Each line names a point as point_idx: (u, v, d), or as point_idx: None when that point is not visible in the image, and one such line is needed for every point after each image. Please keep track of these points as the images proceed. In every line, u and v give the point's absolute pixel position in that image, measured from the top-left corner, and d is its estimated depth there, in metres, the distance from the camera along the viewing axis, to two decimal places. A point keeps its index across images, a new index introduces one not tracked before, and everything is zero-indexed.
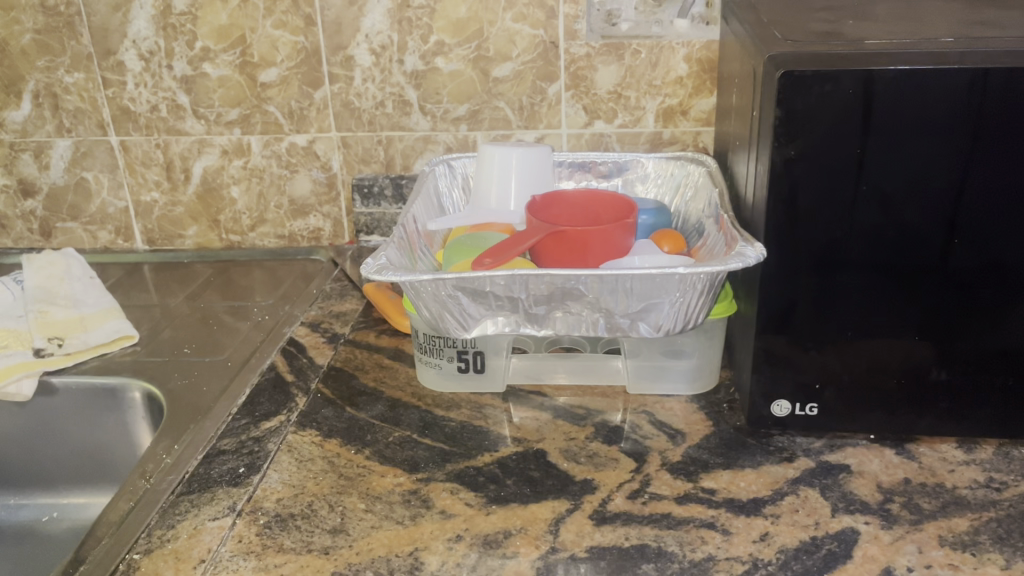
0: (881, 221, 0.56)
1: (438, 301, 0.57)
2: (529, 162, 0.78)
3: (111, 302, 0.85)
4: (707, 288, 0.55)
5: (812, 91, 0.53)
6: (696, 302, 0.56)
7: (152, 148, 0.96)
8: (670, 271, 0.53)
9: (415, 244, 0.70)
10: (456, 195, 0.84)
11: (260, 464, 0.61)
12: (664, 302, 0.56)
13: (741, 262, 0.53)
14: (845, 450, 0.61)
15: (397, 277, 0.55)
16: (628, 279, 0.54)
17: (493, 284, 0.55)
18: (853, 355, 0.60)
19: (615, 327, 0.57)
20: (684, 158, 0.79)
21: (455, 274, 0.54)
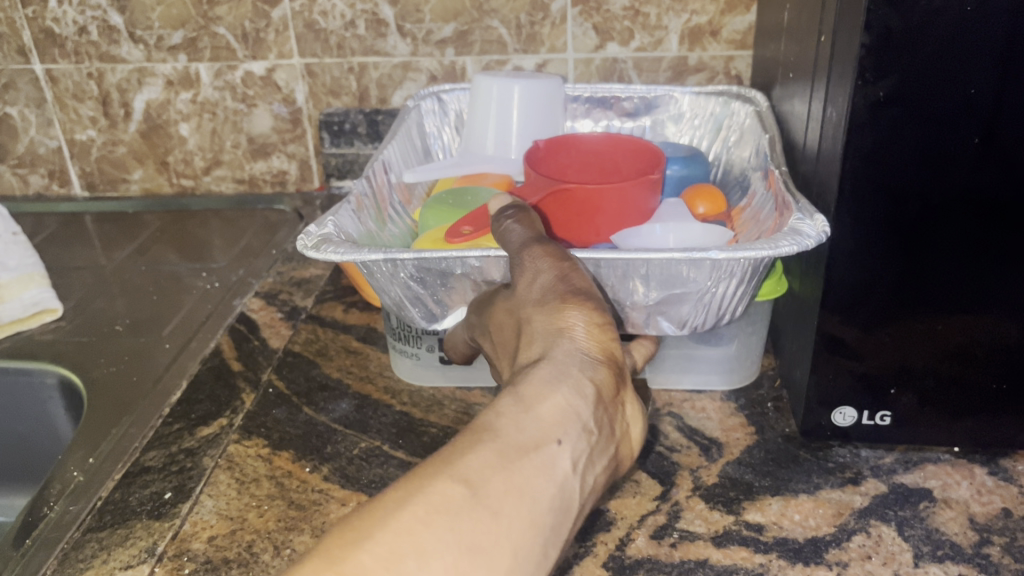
0: (996, 184, 0.42)
1: (400, 285, 0.46)
2: (536, 100, 0.64)
3: (38, 265, 0.70)
4: (751, 275, 0.44)
5: (916, 9, 0.39)
6: (733, 293, 0.45)
7: (84, 77, 0.82)
8: (700, 255, 0.42)
9: (386, 204, 0.57)
10: (447, 135, 0.70)
11: (192, 487, 0.48)
12: (696, 295, 0.45)
13: (795, 245, 0.41)
14: (925, 469, 0.49)
15: (337, 253, 0.43)
16: (644, 264, 0.43)
17: (465, 266, 0.44)
18: (940, 351, 0.47)
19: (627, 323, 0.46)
20: (728, 95, 0.65)
21: (416, 253, 0.43)
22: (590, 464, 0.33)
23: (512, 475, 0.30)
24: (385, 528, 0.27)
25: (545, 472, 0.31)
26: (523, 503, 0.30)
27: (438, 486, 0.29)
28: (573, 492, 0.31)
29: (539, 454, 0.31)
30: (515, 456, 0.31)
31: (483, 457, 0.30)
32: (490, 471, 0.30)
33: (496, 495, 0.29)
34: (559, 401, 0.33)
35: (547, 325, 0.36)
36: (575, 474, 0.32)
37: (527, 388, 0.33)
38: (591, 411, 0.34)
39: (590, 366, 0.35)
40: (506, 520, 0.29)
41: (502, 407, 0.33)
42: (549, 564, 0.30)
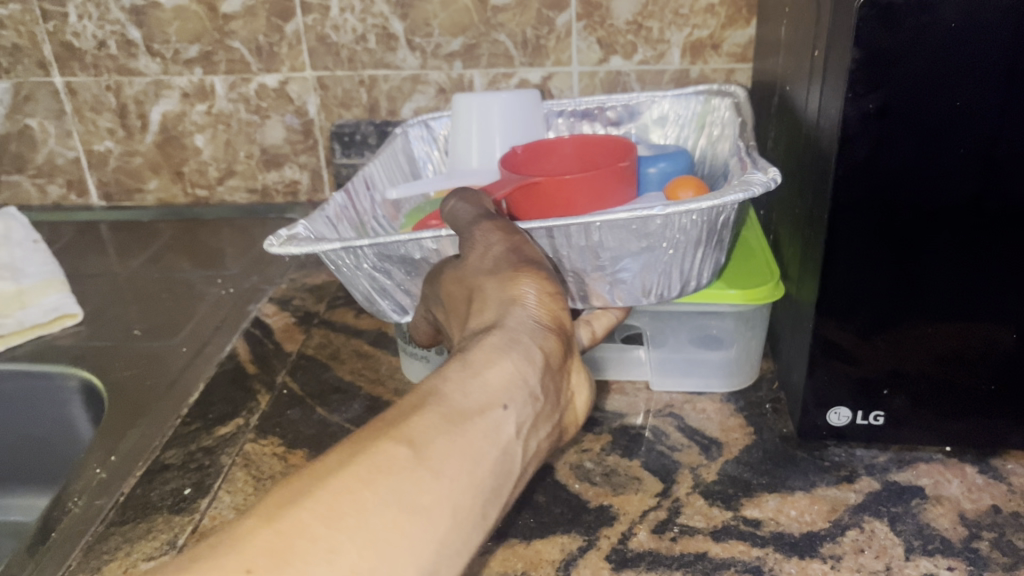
0: (986, 191, 0.44)
1: (366, 277, 0.49)
2: (513, 106, 0.67)
3: (56, 270, 0.75)
4: (707, 238, 0.48)
5: (904, 26, 0.41)
6: (691, 257, 0.48)
7: (102, 90, 0.84)
8: (647, 213, 0.45)
9: (362, 215, 0.61)
10: (435, 158, 0.73)
11: (210, 484, 0.50)
12: (658, 262, 0.48)
13: (744, 193, 0.45)
14: (917, 468, 0.50)
15: (298, 248, 0.47)
16: (597, 230, 0.46)
17: (422, 250, 0.47)
18: (934, 354, 0.48)
19: (591, 296, 0.49)
20: (708, 92, 0.68)
21: (372, 240, 0.46)
22: (535, 430, 0.34)
23: (456, 438, 0.30)
24: (324, 487, 0.27)
25: (490, 436, 0.31)
26: (464, 465, 0.30)
27: (382, 449, 0.29)
28: (516, 457, 0.32)
29: (484, 418, 0.32)
30: (457, 420, 0.31)
31: (424, 421, 0.30)
32: (434, 433, 0.30)
33: (438, 457, 0.29)
34: (508, 366, 0.33)
35: (500, 295, 0.37)
36: (519, 439, 0.33)
37: (476, 354, 0.34)
38: (539, 378, 0.34)
39: (540, 333, 0.36)
40: (449, 481, 0.29)
41: (449, 372, 0.33)
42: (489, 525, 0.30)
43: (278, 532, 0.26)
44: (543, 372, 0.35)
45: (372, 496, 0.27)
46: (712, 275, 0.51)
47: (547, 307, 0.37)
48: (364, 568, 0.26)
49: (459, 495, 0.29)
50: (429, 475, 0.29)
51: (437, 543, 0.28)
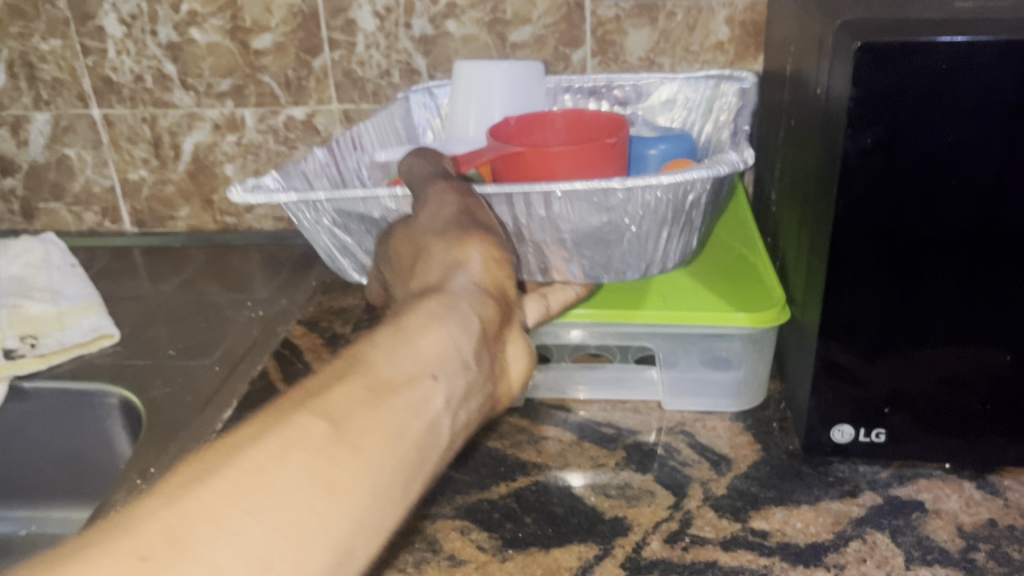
0: (976, 222, 0.47)
1: (328, 233, 0.57)
2: (509, 82, 0.72)
3: (93, 293, 0.78)
4: (669, 219, 0.53)
5: (897, 68, 0.44)
6: (651, 234, 0.53)
7: (137, 121, 0.88)
8: (606, 187, 0.50)
9: (343, 172, 0.70)
10: (435, 124, 0.80)
11: None
12: (621, 239, 0.54)
13: (704, 171, 0.50)
14: (918, 483, 0.53)
15: (257, 197, 0.54)
16: (557, 202, 0.51)
17: (381, 208, 0.53)
18: (932, 374, 0.51)
19: (551, 270, 0.56)
20: (716, 78, 0.73)
21: (330, 197, 0.53)
22: (464, 400, 0.37)
23: (379, 411, 0.32)
24: (237, 465, 0.29)
25: (416, 408, 0.34)
26: (381, 441, 0.32)
27: (301, 423, 0.31)
28: (441, 427, 0.35)
29: (411, 389, 0.34)
30: (381, 395, 0.33)
31: (345, 395, 0.32)
32: (355, 408, 0.32)
33: (357, 432, 0.31)
34: (443, 335, 0.37)
35: (446, 257, 0.42)
36: (446, 410, 0.35)
37: (410, 323, 0.37)
38: (472, 347, 0.38)
39: (477, 303, 0.39)
40: (368, 456, 0.31)
41: (381, 340, 0.36)
42: (409, 497, 0.33)
43: (184, 510, 0.27)
44: (478, 340, 0.39)
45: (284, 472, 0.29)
46: (681, 253, 0.57)
47: (483, 281, 0.41)
48: (274, 543, 0.27)
49: (373, 472, 0.31)
50: (343, 456, 0.30)
51: (349, 518, 0.30)
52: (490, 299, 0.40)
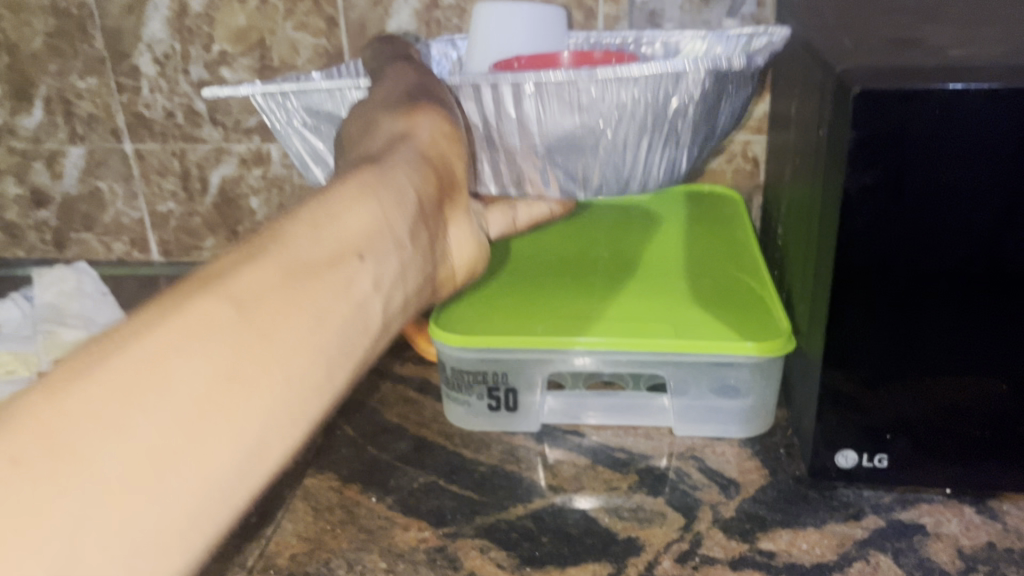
0: (970, 256, 0.49)
1: (297, 136, 0.56)
2: (535, 24, 0.65)
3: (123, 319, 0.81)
4: (651, 125, 0.50)
5: (893, 113, 0.47)
6: (629, 139, 0.51)
7: (168, 156, 0.92)
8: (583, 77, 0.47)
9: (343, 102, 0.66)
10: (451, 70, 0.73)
11: (274, 513, 0.56)
12: (596, 143, 0.51)
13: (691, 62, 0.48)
14: (919, 507, 0.55)
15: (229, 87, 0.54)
16: (531, 96, 0.48)
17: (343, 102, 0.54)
18: (931, 402, 0.53)
19: (525, 182, 0.53)
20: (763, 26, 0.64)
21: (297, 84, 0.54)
22: (396, 283, 0.35)
23: (295, 292, 0.30)
24: (125, 354, 0.26)
25: (340, 289, 0.32)
26: (302, 325, 0.30)
27: (202, 305, 0.28)
28: (370, 312, 0.33)
29: (335, 270, 0.32)
30: (300, 275, 0.31)
31: (256, 273, 0.30)
32: (267, 287, 0.30)
33: (269, 320, 0.29)
34: (373, 212, 0.34)
35: (392, 127, 0.42)
36: (374, 294, 0.33)
37: (338, 197, 0.34)
38: (406, 226, 0.36)
39: (414, 176, 0.38)
40: (281, 346, 0.29)
41: (302, 216, 0.33)
42: (334, 385, 0.31)
43: (72, 404, 0.25)
44: (413, 218, 0.37)
45: (187, 360, 0.27)
46: (668, 170, 0.54)
47: (422, 168, 0.39)
48: (165, 446, 0.26)
49: (293, 364, 0.29)
50: (256, 346, 0.28)
51: (264, 412, 0.28)
52: (429, 169, 0.40)
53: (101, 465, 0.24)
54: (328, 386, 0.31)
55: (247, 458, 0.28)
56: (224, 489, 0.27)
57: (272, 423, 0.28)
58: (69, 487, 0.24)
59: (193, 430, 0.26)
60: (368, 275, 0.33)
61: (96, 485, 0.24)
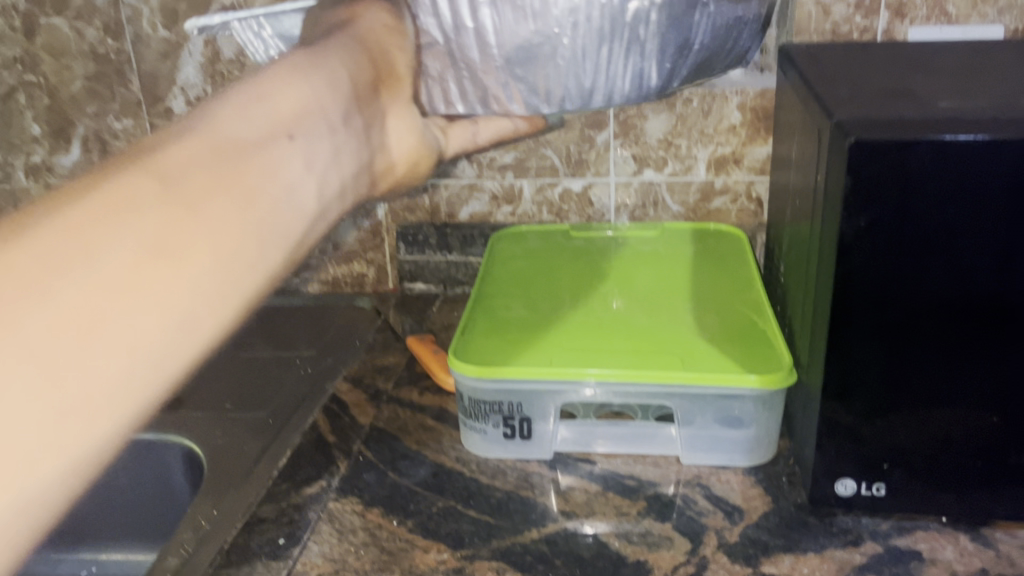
0: (960, 295, 0.52)
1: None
2: None
3: None
4: (611, 34, 0.54)
5: (885, 161, 0.50)
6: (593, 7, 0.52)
7: None
8: None
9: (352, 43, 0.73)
10: None
11: (301, 535, 0.59)
12: (556, 54, 0.53)
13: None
14: (916, 534, 0.58)
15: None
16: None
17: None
18: (925, 433, 0.56)
19: (490, 99, 0.55)
20: None
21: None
22: (324, 162, 0.44)
23: (221, 166, 0.38)
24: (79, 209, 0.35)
25: (264, 165, 0.40)
26: (229, 197, 0.38)
27: (138, 179, 0.36)
28: (297, 187, 0.42)
29: (259, 149, 0.40)
30: (225, 153, 0.39)
31: (194, 152, 0.38)
32: (196, 162, 0.38)
33: (200, 188, 0.37)
34: (297, 102, 0.43)
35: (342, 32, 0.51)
36: (299, 171, 0.42)
37: (267, 90, 0.42)
38: (334, 111, 0.45)
39: (348, 71, 0.47)
40: (212, 209, 0.37)
41: (234, 104, 0.41)
42: (266, 242, 0.39)
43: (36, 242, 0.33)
44: (343, 105, 0.45)
45: (131, 217, 0.35)
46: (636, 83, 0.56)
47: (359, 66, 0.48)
48: (117, 276, 0.34)
49: (221, 229, 0.37)
50: (187, 209, 0.37)
51: (200, 261, 0.36)
52: (365, 57, 0.48)
53: (62, 290, 0.33)
54: (259, 253, 0.39)
55: (184, 300, 0.36)
56: (168, 323, 0.35)
57: (206, 273, 0.37)
58: (34, 304, 0.32)
59: (136, 269, 0.34)
60: (297, 154, 0.42)
61: (54, 305, 0.32)
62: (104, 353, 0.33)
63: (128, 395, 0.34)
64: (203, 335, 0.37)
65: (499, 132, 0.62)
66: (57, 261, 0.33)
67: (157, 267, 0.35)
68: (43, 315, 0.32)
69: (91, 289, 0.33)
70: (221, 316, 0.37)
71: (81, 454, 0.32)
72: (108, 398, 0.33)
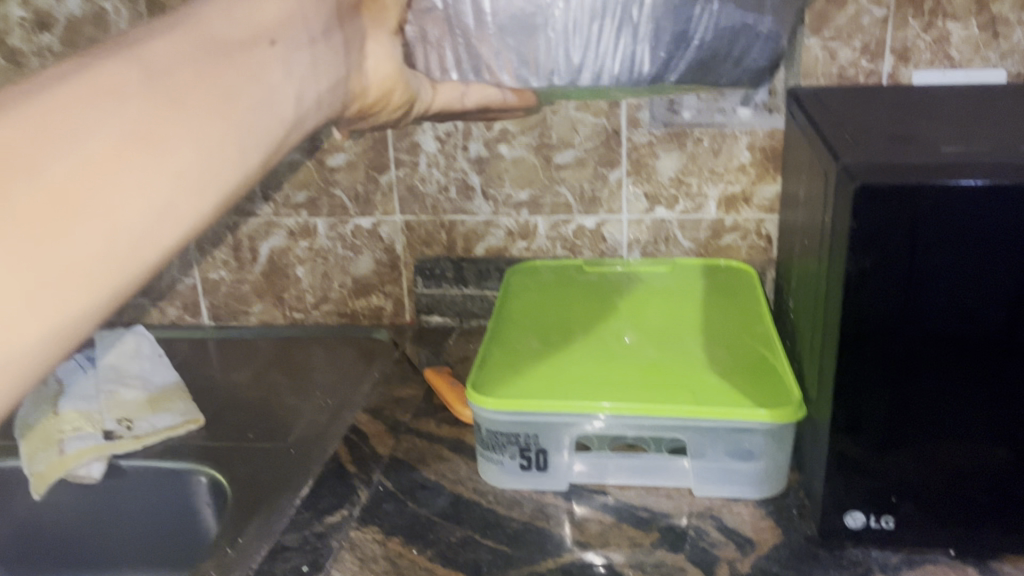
0: (965, 333, 0.54)
1: None
2: None
3: (177, 381, 0.88)
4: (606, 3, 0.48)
5: (888, 205, 0.52)
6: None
7: (222, 228, 0.99)
8: None
9: None
10: None
11: (324, 562, 0.61)
12: (547, 26, 0.48)
13: None
14: (924, 567, 0.59)
15: None
16: None
17: None
18: (932, 467, 0.58)
19: (482, 68, 0.49)
20: None
21: None
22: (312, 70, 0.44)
23: (207, 61, 0.39)
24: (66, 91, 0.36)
25: (249, 64, 0.41)
26: (213, 91, 0.39)
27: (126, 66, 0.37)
28: (282, 91, 0.42)
29: (246, 51, 0.41)
30: (210, 51, 0.40)
31: (178, 48, 0.39)
32: (181, 56, 0.39)
33: (186, 82, 0.38)
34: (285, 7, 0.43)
35: None
36: (283, 75, 0.42)
37: None
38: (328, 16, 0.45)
39: None
40: (196, 104, 0.38)
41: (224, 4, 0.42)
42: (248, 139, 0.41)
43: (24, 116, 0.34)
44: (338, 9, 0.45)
45: (115, 102, 0.36)
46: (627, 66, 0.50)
47: None
48: (98, 156, 0.35)
49: (204, 122, 0.39)
50: (170, 101, 0.38)
51: (180, 151, 0.38)
52: None
53: (46, 165, 0.34)
54: (237, 154, 0.40)
55: (163, 190, 0.37)
56: (146, 212, 0.37)
57: (186, 166, 0.38)
58: (18, 174, 0.33)
59: (116, 155, 0.35)
60: (276, 61, 0.42)
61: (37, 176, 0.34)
62: (82, 233, 0.34)
63: (104, 273, 0.36)
64: (179, 224, 0.38)
65: (489, 99, 0.53)
66: (41, 143, 0.34)
67: (137, 156, 0.36)
68: (25, 185, 0.33)
69: (70, 172, 0.34)
70: (197, 210, 0.39)
71: (58, 318, 0.34)
72: (87, 271, 0.35)
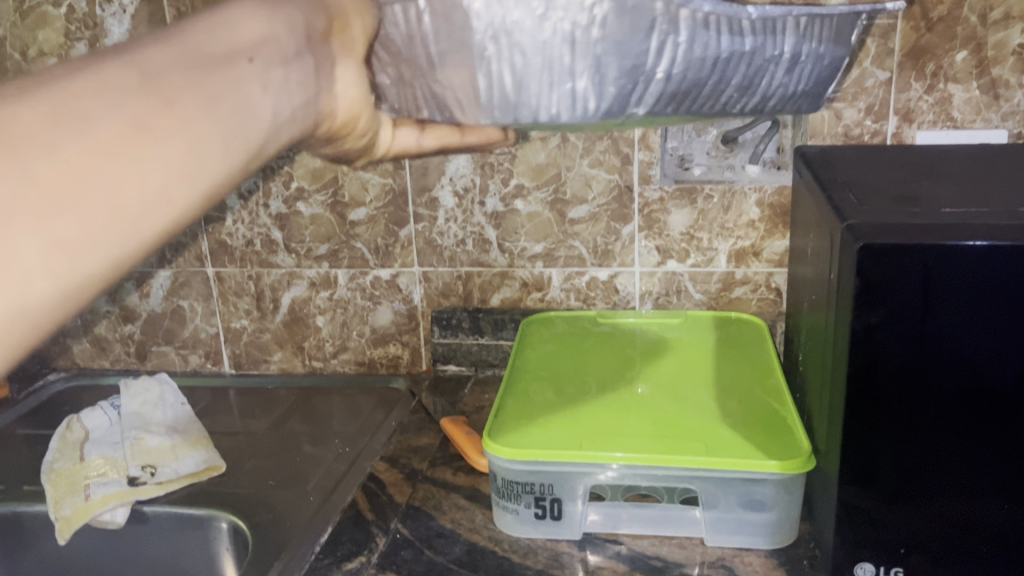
0: (969, 387, 0.56)
1: None
2: None
3: (200, 431, 0.89)
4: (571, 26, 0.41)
5: (892, 263, 0.54)
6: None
7: (244, 279, 1.02)
8: None
9: None
10: None
11: None
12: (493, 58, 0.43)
13: None
14: None
15: None
16: None
17: None
18: (941, 519, 0.59)
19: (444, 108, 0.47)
20: None
21: None
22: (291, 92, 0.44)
23: (198, 70, 0.39)
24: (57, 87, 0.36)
25: (235, 77, 0.40)
26: (203, 100, 0.39)
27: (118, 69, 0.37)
28: (265, 108, 0.42)
29: (234, 65, 0.41)
30: (201, 61, 0.40)
31: (174, 55, 0.39)
32: (174, 65, 0.39)
33: (175, 89, 0.38)
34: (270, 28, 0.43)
35: None
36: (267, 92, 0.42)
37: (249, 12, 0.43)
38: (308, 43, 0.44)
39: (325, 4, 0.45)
40: (184, 108, 0.38)
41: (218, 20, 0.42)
42: (231, 149, 0.40)
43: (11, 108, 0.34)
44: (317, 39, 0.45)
45: (102, 100, 0.36)
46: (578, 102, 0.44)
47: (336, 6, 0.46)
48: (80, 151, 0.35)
49: (191, 127, 0.38)
50: (160, 103, 0.37)
51: (164, 154, 0.37)
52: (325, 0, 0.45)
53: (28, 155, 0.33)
54: (220, 161, 0.40)
55: (153, 188, 0.37)
56: (132, 210, 0.36)
57: (178, 165, 0.38)
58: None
59: (97, 152, 0.35)
60: (258, 77, 0.41)
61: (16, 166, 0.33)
62: (70, 226, 0.34)
63: (72, 267, 0.35)
64: (153, 226, 0.38)
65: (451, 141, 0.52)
66: (31, 137, 0.34)
67: (138, 148, 0.36)
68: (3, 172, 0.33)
69: (51, 165, 0.34)
70: (185, 206, 0.39)
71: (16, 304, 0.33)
72: (53, 260, 0.34)
